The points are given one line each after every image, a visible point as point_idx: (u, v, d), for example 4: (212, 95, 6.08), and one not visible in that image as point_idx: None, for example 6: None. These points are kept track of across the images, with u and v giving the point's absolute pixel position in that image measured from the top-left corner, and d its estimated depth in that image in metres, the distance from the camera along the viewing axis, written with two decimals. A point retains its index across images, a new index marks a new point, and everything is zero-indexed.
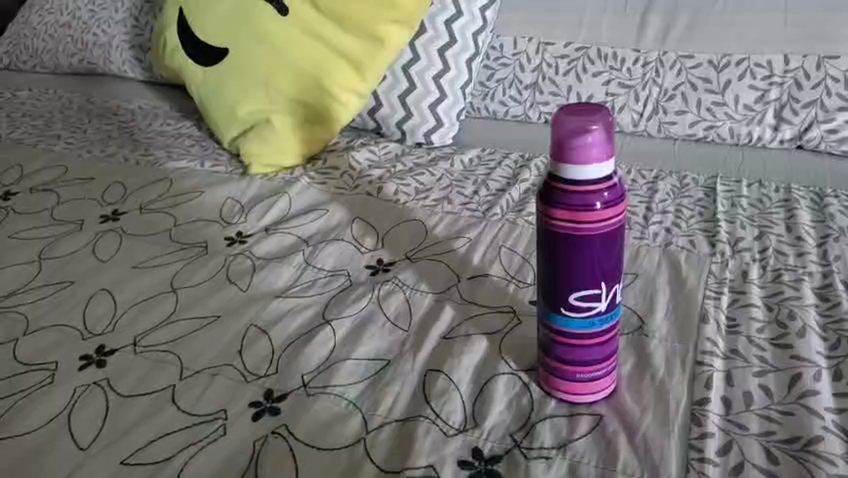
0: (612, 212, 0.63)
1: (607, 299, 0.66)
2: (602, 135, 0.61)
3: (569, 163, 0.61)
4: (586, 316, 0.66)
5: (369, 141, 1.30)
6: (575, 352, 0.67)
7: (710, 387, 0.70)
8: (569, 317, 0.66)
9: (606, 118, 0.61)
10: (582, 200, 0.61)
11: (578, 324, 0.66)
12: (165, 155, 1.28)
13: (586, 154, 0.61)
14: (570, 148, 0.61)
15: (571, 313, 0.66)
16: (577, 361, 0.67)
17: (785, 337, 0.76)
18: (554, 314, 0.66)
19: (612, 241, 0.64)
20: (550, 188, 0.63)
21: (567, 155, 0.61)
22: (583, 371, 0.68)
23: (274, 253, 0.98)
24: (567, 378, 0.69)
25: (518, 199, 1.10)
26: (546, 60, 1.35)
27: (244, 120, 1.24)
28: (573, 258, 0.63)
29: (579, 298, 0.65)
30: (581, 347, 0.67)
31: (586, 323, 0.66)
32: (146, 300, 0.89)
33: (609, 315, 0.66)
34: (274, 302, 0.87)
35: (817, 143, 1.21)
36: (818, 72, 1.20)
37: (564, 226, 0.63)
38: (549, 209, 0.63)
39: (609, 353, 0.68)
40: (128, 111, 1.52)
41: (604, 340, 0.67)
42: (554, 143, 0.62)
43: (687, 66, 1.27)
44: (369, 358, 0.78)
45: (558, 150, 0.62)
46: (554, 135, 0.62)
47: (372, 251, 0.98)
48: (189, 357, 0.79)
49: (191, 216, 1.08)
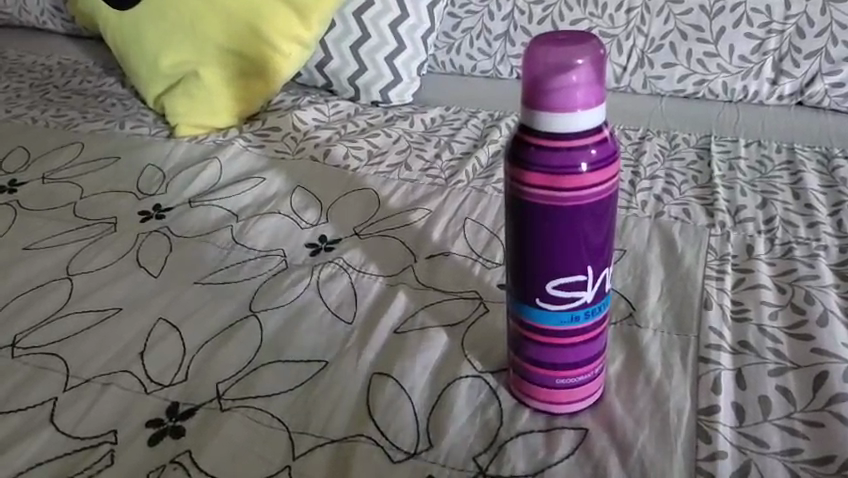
0: (602, 178, 0.48)
1: (595, 288, 0.52)
2: (592, 72, 0.46)
3: (546, 111, 0.47)
4: (569, 311, 0.52)
5: (317, 98, 1.13)
6: (553, 355, 0.53)
7: (718, 392, 0.57)
8: (547, 311, 0.52)
9: (597, 52, 0.47)
10: (564, 160, 0.47)
11: (558, 319, 0.52)
12: (80, 115, 1.11)
13: (570, 100, 0.46)
14: (548, 90, 0.46)
15: (549, 307, 0.52)
16: (556, 365, 0.54)
17: (803, 326, 0.63)
18: (528, 307, 0.52)
19: (602, 216, 0.49)
20: (522, 146, 0.48)
21: (544, 100, 0.46)
22: (564, 378, 0.54)
23: (197, 229, 0.83)
24: (544, 384, 0.55)
25: (487, 164, 0.96)
26: (519, 6, 1.19)
27: (168, 74, 1.07)
28: (551, 237, 0.49)
29: (559, 288, 0.51)
30: (562, 349, 0.53)
31: (568, 318, 0.52)
32: (35, 289, 0.73)
33: (598, 307, 0.53)
34: (192, 289, 0.72)
35: (820, 99, 1.08)
36: (823, 17, 1.06)
37: (538, 195, 0.48)
38: (521, 173, 0.48)
39: (597, 356, 0.55)
40: (45, 67, 1.33)
41: (591, 340, 0.53)
42: (528, 85, 0.47)
43: (677, 12, 1.12)
44: (302, 359, 0.63)
45: (533, 94, 0.47)
46: (527, 73, 0.47)
47: (314, 225, 0.83)
48: (79, 361, 0.64)
49: (102, 187, 0.92)
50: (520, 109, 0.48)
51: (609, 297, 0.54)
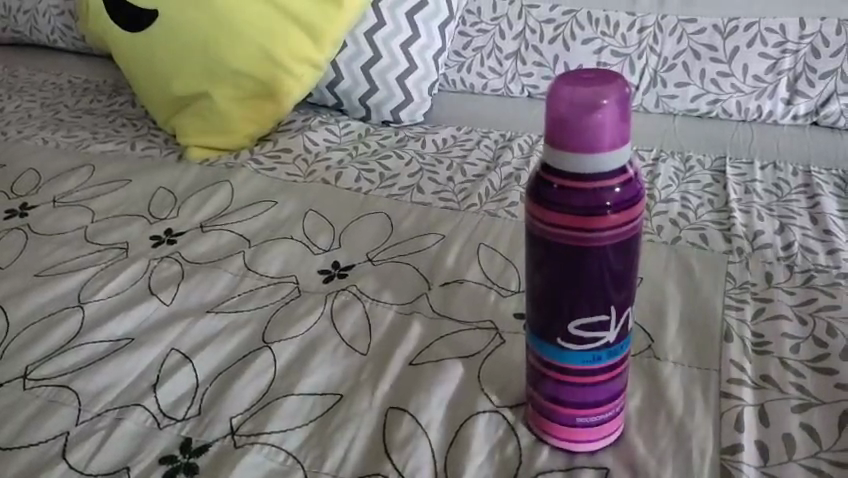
0: (627, 218, 0.47)
1: (618, 328, 0.51)
2: (617, 112, 0.45)
3: (571, 151, 0.46)
4: (591, 350, 0.51)
5: (328, 118, 1.13)
6: (573, 393, 0.52)
7: (742, 430, 0.56)
8: (568, 350, 0.51)
9: (623, 91, 0.46)
10: (588, 200, 0.46)
11: (580, 358, 0.51)
12: (91, 137, 1.11)
13: (595, 140, 0.45)
14: (573, 130, 0.45)
15: (570, 346, 0.51)
16: (576, 404, 0.53)
17: (826, 359, 0.62)
18: (549, 344, 0.52)
19: (626, 255, 0.48)
20: (546, 185, 0.47)
21: (568, 139, 0.46)
22: (584, 416, 0.54)
23: (209, 255, 0.82)
24: (563, 422, 0.54)
25: (499, 187, 0.95)
26: (530, 25, 1.19)
27: (179, 97, 1.06)
28: (573, 276, 0.48)
29: (580, 327, 0.50)
30: (583, 387, 0.52)
31: (589, 357, 0.51)
32: (46, 318, 0.73)
33: (620, 346, 0.52)
34: (204, 318, 0.72)
35: (836, 119, 1.07)
36: (839, 37, 1.05)
37: (561, 233, 0.47)
38: (544, 211, 0.48)
39: (618, 394, 0.54)
40: (55, 85, 1.34)
41: (613, 378, 0.52)
42: (551, 123, 0.46)
43: (690, 31, 1.11)
44: (316, 393, 0.63)
45: (557, 132, 0.46)
46: (551, 111, 0.46)
47: (327, 251, 0.82)
48: (92, 394, 0.64)
49: (113, 211, 0.91)
50: (544, 147, 0.47)
51: (631, 336, 0.53)
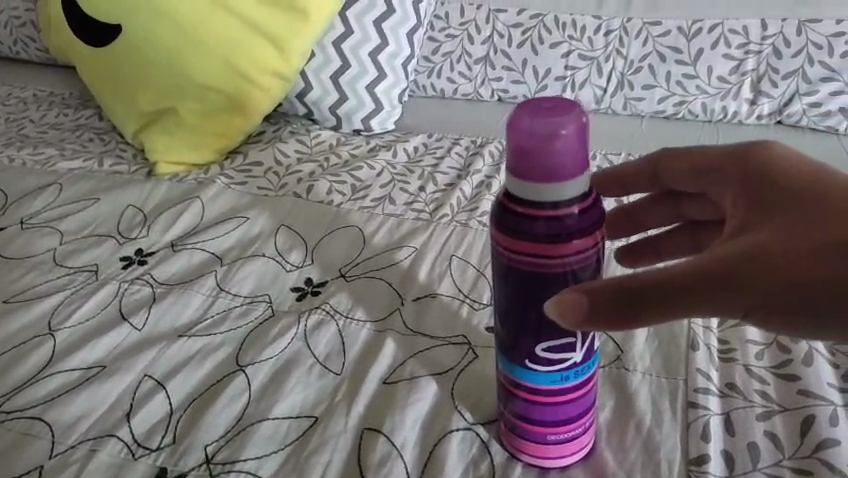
0: (589, 243, 0.48)
1: (584, 347, 0.51)
2: (575, 142, 0.46)
3: (532, 180, 0.47)
4: (559, 371, 0.52)
5: (298, 129, 1.13)
6: (545, 413, 0.53)
7: (708, 440, 0.57)
8: (535, 371, 0.52)
9: (581, 119, 0.47)
10: (549, 227, 0.47)
11: (547, 379, 0.52)
12: (58, 153, 1.09)
13: (555, 169, 0.46)
14: (533, 161, 0.46)
15: (538, 368, 0.52)
16: (546, 422, 0.54)
17: (790, 365, 0.64)
18: (518, 366, 0.52)
19: (589, 275, 0.50)
20: (509, 212, 0.48)
21: (529, 169, 0.47)
22: (556, 434, 0.55)
23: (180, 275, 0.82)
24: (536, 440, 0.55)
25: (471, 196, 0.96)
26: (497, 30, 1.20)
27: (147, 112, 1.06)
28: (539, 300, 0.49)
29: (546, 349, 0.51)
30: (553, 407, 0.53)
31: (557, 377, 0.52)
32: (16, 348, 0.72)
33: (587, 364, 0.53)
34: (177, 342, 0.72)
35: (799, 119, 1.10)
36: (799, 38, 1.07)
37: (524, 260, 0.48)
38: (508, 239, 0.48)
39: (588, 411, 0.55)
40: (19, 99, 1.31)
41: (581, 396, 0.53)
42: (512, 154, 0.47)
43: (655, 34, 1.13)
44: (291, 416, 0.63)
45: (517, 162, 0.47)
46: (511, 142, 0.47)
47: (299, 267, 0.82)
48: (64, 425, 0.63)
49: (82, 231, 0.91)
50: (507, 176, 0.48)
51: (598, 353, 0.54)
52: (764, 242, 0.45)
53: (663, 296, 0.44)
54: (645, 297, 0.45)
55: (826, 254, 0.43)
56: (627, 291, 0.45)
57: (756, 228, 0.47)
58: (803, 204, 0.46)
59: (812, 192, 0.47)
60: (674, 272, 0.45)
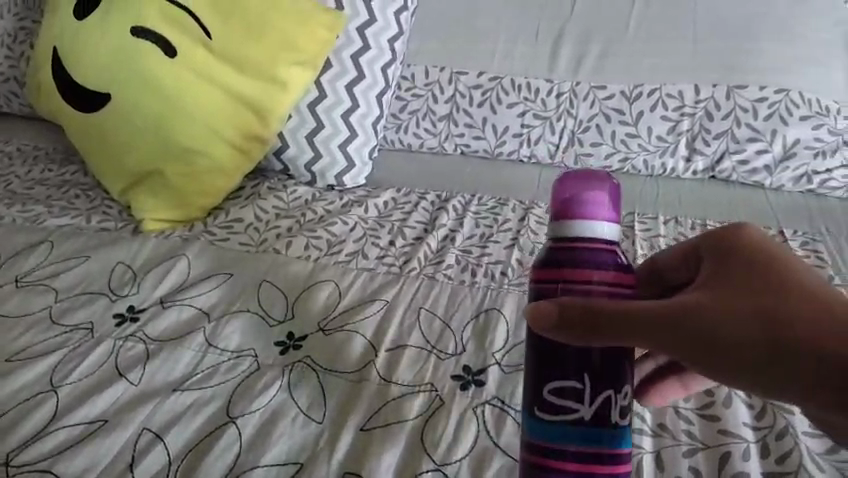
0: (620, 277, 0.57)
1: (595, 411, 0.55)
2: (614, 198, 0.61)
3: (598, 220, 0.58)
4: (571, 433, 0.55)
5: (276, 184, 1.21)
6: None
7: (641, 475, 0.67)
8: (541, 421, 0.57)
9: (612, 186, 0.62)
10: (615, 256, 0.57)
11: (549, 431, 0.56)
12: (46, 210, 1.15)
13: (611, 213, 0.59)
14: (597, 205, 0.58)
15: (551, 423, 0.56)
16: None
17: (712, 407, 0.74)
18: (529, 415, 0.58)
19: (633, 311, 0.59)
20: (582, 246, 0.57)
21: (594, 210, 0.58)
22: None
23: (171, 330, 0.89)
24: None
25: (437, 250, 1.05)
26: (460, 90, 1.30)
27: (133, 173, 1.12)
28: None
29: (551, 395, 0.56)
30: (561, 476, 0.56)
31: (558, 431, 0.56)
32: (21, 404, 0.79)
33: (593, 433, 0.55)
34: (172, 395, 0.79)
35: (729, 174, 1.22)
36: (728, 102, 1.20)
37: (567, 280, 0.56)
38: (582, 271, 0.56)
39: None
40: (5, 154, 1.37)
41: (583, 464, 0.55)
42: (578, 202, 0.58)
43: (601, 97, 1.25)
44: (279, 462, 0.71)
45: (583, 207, 0.58)
46: (576, 195, 0.59)
47: (281, 321, 0.90)
48: (72, 477, 0.70)
49: (76, 288, 0.97)
50: (574, 221, 0.58)
51: (624, 442, 0.57)
52: (716, 311, 0.52)
53: (596, 319, 0.53)
54: (593, 322, 0.53)
55: (765, 341, 0.50)
56: (595, 313, 0.53)
57: (715, 291, 0.54)
58: (758, 284, 0.53)
59: (772, 273, 0.53)
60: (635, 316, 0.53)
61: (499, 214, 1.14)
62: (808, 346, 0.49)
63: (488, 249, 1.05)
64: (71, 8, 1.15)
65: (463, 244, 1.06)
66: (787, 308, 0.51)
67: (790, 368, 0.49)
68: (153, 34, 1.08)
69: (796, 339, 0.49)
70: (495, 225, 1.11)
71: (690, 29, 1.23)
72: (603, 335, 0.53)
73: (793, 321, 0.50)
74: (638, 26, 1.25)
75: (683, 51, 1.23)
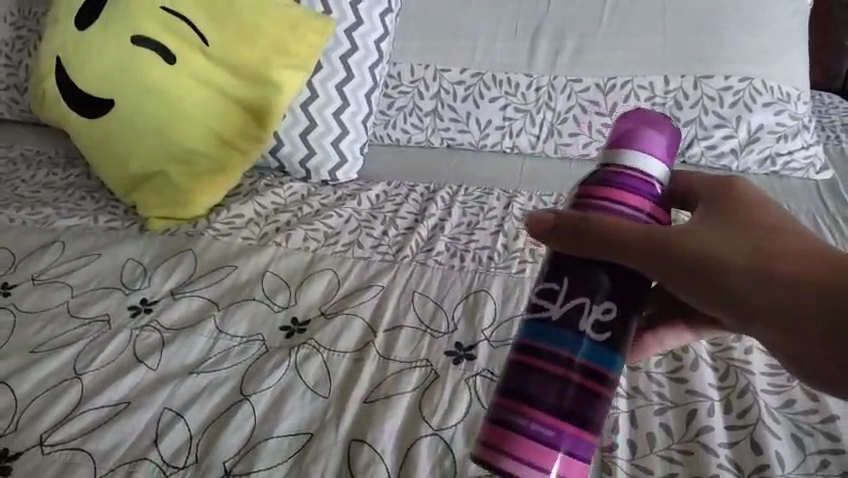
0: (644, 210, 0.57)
1: (591, 322, 0.55)
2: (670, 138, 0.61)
3: (658, 159, 0.58)
4: (568, 337, 0.55)
5: (273, 181, 1.28)
6: (532, 381, 0.55)
7: (617, 432, 0.75)
8: (527, 322, 0.57)
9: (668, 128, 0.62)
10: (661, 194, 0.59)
11: (531, 331, 0.57)
12: (55, 212, 1.19)
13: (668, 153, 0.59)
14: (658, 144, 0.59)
15: (550, 324, 0.56)
16: (514, 378, 0.56)
17: (680, 370, 0.82)
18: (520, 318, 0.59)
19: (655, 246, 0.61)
20: (641, 180, 0.57)
21: (657, 148, 0.58)
22: (531, 421, 0.55)
23: (183, 320, 0.96)
24: (509, 424, 0.55)
25: (427, 238, 1.12)
26: (444, 87, 1.37)
27: (138, 174, 1.18)
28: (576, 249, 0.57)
29: (540, 298, 0.57)
30: (543, 378, 0.55)
31: (539, 331, 0.56)
32: (49, 391, 0.85)
33: (572, 339, 0.55)
34: (189, 378, 0.86)
35: (699, 159, 1.30)
36: (696, 91, 1.28)
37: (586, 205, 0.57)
38: (634, 200, 0.57)
39: (577, 419, 0.55)
40: (8, 159, 1.42)
41: (555, 367, 0.55)
42: (643, 137, 0.58)
43: (577, 90, 1.32)
44: (291, 433, 0.79)
45: (646, 143, 0.58)
46: (644, 129, 0.58)
47: (285, 308, 0.97)
48: (102, 453, 0.77)
49: (90, 284, 1.03)
50: (637, 153, 0.58)
51: (615, 365, 0.56)
52: (709, 245, 0.54)
53: (587, 232, 0.55)
54: (587, 235, 0.55)
55: (755, 271, 0.52)
56: (591, 224, 0.55)
57: (712, 228, 0.55)
58: (756, 230, 0.55)
59: (761, 220, 0.55)
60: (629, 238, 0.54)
61: (485, 203, 1.21)
62: (793, 279, 0.51)
63: (475, 235, 1.12)
64: (72, 19, 1.21)
65: (452, 232, 1.14)
66: (780, 251, 0.52)
67: (777, 307, 0.51)
68: (153, 42, 1.15)
69: (782, 274, 0.51)
70: (481, 213, 1.18)
71: (658, 23, 1.31)
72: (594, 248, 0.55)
73: (779, 257, 0.52)
74: (610, 22, 1.33)
75: (653, 45, 1.31)
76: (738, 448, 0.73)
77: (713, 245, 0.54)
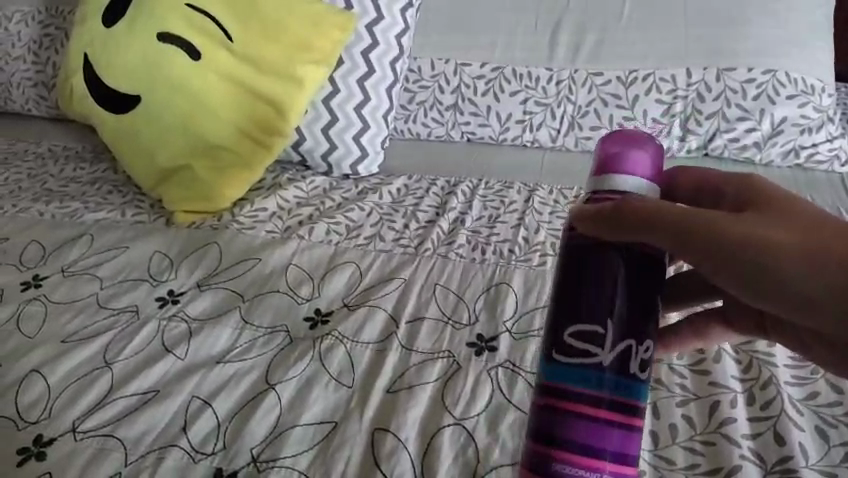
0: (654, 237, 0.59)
1: (610, 356, 0.58)
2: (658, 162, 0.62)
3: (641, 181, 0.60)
4: (587, 376, 0.58)
5: (295, 175, 1.29)
6: (568, 423, 0.57)
7: (639, 422, 0.76)
8: (559, 365, 0.59)
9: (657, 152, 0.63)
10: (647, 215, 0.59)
11: (566, 375, 0.58)
12: (83, 206, 1.21)
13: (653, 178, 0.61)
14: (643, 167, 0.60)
15: (567, 365, 0.58)
16: (550, 426, 0.58)
17: (703, 362, 0.82)
18: (549, 359, 0.60)
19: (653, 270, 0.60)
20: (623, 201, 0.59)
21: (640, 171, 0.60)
22: (568, 464, 0.57)
23: (209, 311, 0.98)
24: (544, 467, 0.58)
25: (448, 231, 1.13)
26: (464, 81, 1.38)
27: (165, 169, 1.21)
28: (582, 279, 0.59)
29: (571, 337, 0.58)
30: (578, 418, 0.57)
31: (574, 375, 0.58)
32: (81, 379, 0.87)
33: (606, 378, 0.57)
34: (216, 367, 0.88)
35: (722, 151, 1.30)
36: (718, 84, 1.27)
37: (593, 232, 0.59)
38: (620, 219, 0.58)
39: (609, 455, 0.57)
40: (37, 154, 1.44)
41: (591, 408, 0.57)
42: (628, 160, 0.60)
43: (597, 83, 1.32)
44: (316, 422, 0.80)
45: (630, 166, 0.60)
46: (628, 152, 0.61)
47: (309, 299, 0.99)
48: (133, 439, 0.79)
49: (119, 276, 1.05)
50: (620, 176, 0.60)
51: (637, 393, 0.59)
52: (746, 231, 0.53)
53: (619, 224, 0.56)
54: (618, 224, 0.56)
55: (793, 254, 0.51)
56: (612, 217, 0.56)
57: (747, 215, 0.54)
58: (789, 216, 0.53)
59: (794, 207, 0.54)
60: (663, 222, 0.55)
61: (505, 196, 1.22)
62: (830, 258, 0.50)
63: (496, 228, 1.13)
64: (99, 18, 1.24)
65: (473, 225, 1.14)
66: (823, 234, 0.51)
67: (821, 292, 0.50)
68: (178, 39, 1.16)
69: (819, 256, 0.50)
70: (502, 207, 1.19)
71: (680, 16, 1.30)
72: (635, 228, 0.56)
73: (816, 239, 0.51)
74: (631, 16, 1.32)
75: (675, 37, 1.30)
76: (762, 439, 0.73)
77: (751, 232, 0.52)
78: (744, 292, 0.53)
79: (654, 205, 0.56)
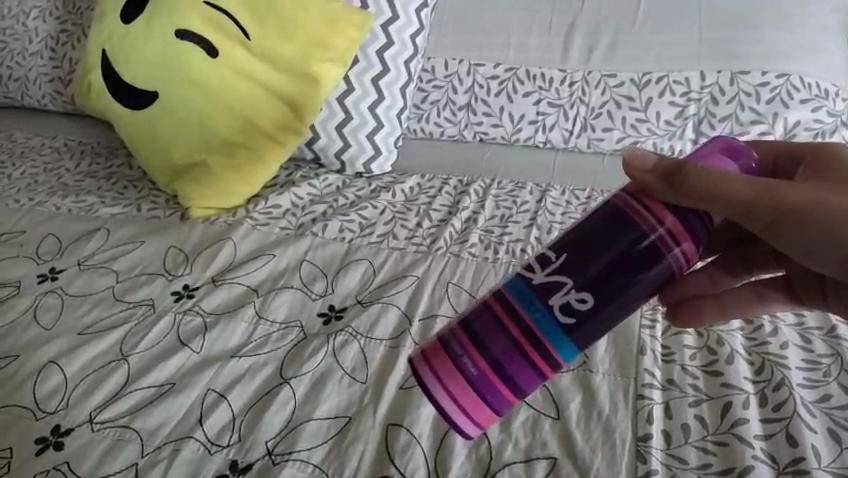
0: (684, 243, 0.63)
1: (564, 301, 0.63)
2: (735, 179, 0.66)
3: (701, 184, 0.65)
4: (536, 307, 0.64)
5: (308, 173, 1.30)
6: (505, 354, 0.65)
7: (652, 422, 0.76)
8: (538, 308, 0.64)
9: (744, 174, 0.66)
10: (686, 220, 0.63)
11: (537, 321, 0.64)
12: (99, 200, 1.23)
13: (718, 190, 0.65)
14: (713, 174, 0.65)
15: (532, 291, 0.64)
16: (497, 353, 0.65)
17: (715, 364, 0.83)
18: (524, 286, 0.65)
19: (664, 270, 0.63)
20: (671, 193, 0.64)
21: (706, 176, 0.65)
22: (471, 360, 0.65)
23: (224, 307, 0.98)
24: (462, 370, 0.65)
25: (461, 230, 1.13)
26: (478, 81, 1.38)
27: (180, 164, 1.22)
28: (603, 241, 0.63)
29: (555, 290, 0.63)
30: (517, 358, 0.64)
31: (541, 326, 0.64)
32: (97, 371, 0.88)
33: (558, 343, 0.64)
34: (230, 362, 0.88)
35: None
36: (732, 87, 1.28)
37: (633, 202, 0.64)
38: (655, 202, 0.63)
39: (509, 378, 0.65)
40: (53, 149, 1.46)
41: (533, 358, 0.64)
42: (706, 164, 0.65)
43: (611, 85, 1.32)
44: (330, 416, 0.81)
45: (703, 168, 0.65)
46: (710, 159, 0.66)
47: (323, 295, 0.99)
48: (149, 431, 0.81)
49: (135, 270, 1.06)
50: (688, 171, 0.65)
51: (566, 357, 0.65)
52: (815, 202, 0.63)
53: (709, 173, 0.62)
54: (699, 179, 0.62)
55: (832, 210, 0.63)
56: (689, 176, 0.62)
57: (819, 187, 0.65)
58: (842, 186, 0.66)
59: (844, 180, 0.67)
60: (732, 195, 0.62)
61: (517, 196, 1.22)
62: None
63: (508, 228, 1.13)
64: (118, 14, 1.25)
65: (485, 224, 1.15)
66: None
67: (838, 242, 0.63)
68: (196, 36, 1.17)
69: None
70: (515, 207, 1.19)
71: (695, 19, 1.30)
72: (694, 196, 0.62)
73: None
74: (645, 17, 1.33)
75: (689, 40, 1.30)
76: (774, 441, 0.74)
77: (817, 200, 0.63)
78: (775, 231, 0.65)
79: (723, 177, 0.62)
